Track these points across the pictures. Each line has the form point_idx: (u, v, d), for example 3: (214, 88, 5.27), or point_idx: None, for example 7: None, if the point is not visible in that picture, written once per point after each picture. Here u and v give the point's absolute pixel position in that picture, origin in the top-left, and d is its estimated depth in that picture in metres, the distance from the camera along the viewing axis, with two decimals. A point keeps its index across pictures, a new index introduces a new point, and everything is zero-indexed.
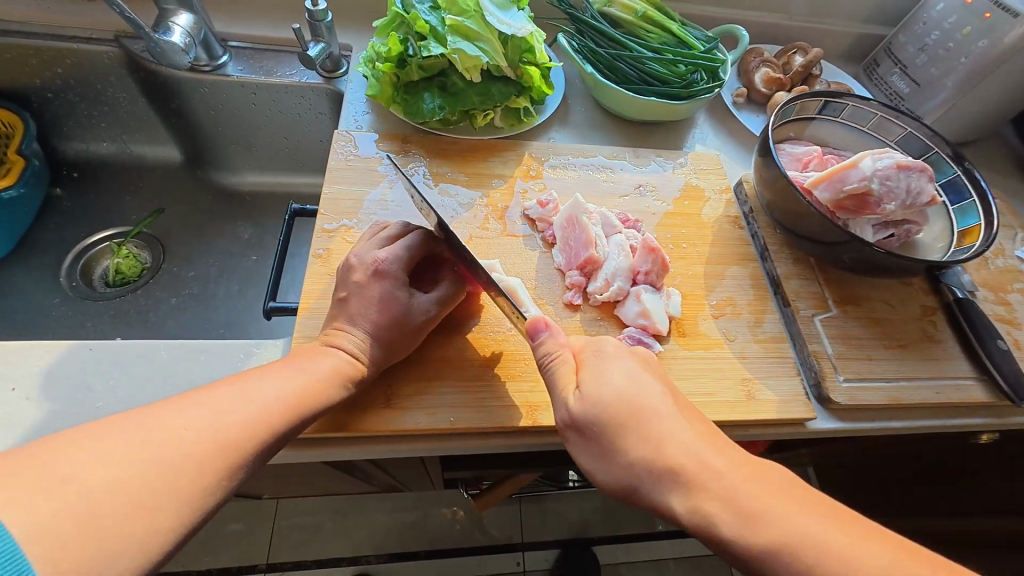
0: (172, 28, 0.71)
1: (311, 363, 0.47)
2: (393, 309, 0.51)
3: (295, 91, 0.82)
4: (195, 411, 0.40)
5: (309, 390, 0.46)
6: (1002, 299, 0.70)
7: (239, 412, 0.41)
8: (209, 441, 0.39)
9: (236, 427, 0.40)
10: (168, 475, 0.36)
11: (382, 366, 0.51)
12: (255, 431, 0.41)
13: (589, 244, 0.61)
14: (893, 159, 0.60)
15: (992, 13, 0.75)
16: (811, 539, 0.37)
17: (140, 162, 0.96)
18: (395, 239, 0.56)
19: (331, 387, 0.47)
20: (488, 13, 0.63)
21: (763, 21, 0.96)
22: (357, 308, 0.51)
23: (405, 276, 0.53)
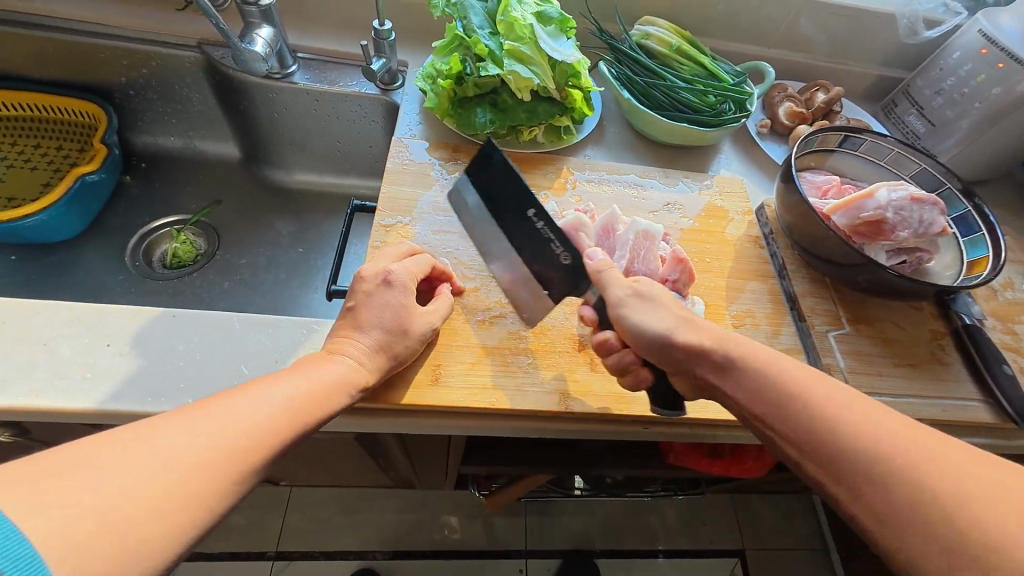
0: (255, 39, 0.78)
1: (318, 370, 0.49)
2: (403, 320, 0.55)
3: (354, 100, 0.90)
4: (212, 419, 0.41)
5: (318, 395, 0.47)
6: (1009, 329, 0.74)
7: (253, 419, 0.42)
8: (258, 435, 0.42)
9: (251, 435, 0.41)
10: (187, 478, 0.37)
11: (389, 372, 0.54)
12: (275, 434, 0.43)
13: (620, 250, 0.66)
14: (907, 192, 0.65)
15: (1006, 64, 0.81)
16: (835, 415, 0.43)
17: (203, 156, 1.04)
18: (406, 256, 0.60)
19: (339, 394, 0.49)
20: (542, 41, 0.70)
21: (789, 60, 1.03)
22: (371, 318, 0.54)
23: (413, 285, 0.57)
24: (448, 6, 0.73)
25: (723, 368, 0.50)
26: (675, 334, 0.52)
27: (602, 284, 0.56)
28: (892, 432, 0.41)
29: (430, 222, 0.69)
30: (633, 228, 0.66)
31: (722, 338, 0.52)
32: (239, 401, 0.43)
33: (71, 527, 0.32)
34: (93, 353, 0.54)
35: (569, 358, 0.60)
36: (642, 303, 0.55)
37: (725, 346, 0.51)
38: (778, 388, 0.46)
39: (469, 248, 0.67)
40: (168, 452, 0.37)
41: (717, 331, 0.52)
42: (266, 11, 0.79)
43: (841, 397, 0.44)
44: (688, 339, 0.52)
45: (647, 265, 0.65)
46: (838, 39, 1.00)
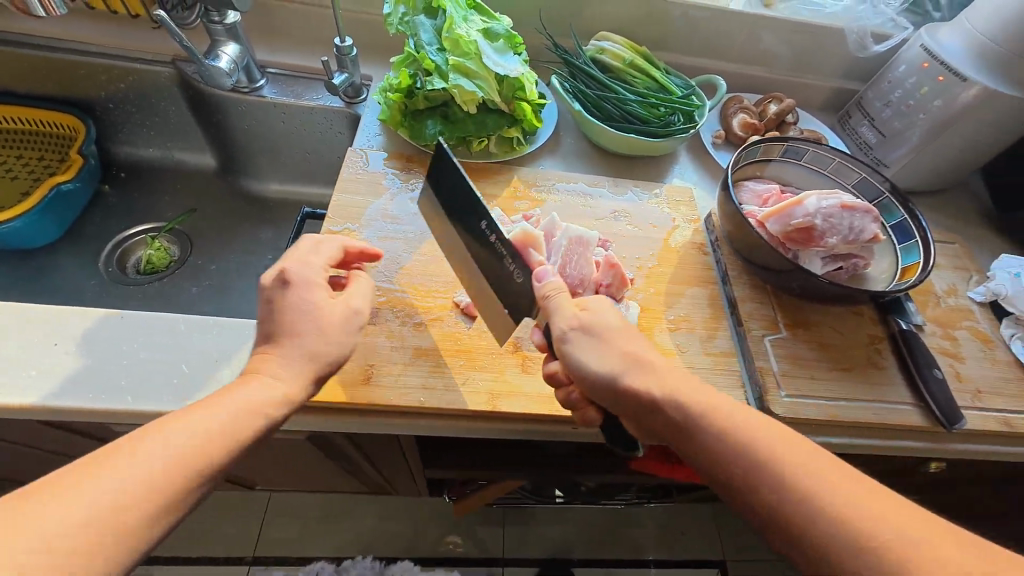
0: (220, 56, 0.83)
1: (271, 374, 0.49)
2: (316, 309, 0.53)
3: (320, 113, 0.94)
4: (167, 436, 0.42)
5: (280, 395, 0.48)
6: (949, 334, 0.75)
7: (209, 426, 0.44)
8: (216, 441, 0.44)
9: (208, 443, 0.43)
10: (146, 491, 0.40)
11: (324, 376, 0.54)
12: (239, 435, 0.45)
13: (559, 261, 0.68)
14: (837, 199, 0.67)
15: (945, 77, 0.83)
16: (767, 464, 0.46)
17: (180, 166, 1.08)
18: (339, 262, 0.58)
19: (301, 388, 0.50)
20: (486, 56, 0.73)
21: (746, 73, 1.05)
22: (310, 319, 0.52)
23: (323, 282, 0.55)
24: (400, 24, 0.76)
25: (671, 413, 0.50)
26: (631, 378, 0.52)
27: (552, 313, 0.55)
28: (821, 479, 0.44)
29: (377, 229, 0.71)
30: (566, 234, 0.68)
31: (670, 378, 0.52)
32: (194, 415, 0.44)
33: (7, 564, 0.34)
34: (42, 352, 0.57)
35: (502, 360, 0.62)
36: (599, 341, 0.54)
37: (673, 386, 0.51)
38: (718, 437, 0.48)
39: (413, 257, 0.70)
40: (123, 472, 0.39)
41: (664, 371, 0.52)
42: (231, 29, 0.83)
43: (769, 446, 0.47)
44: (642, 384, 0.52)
45: (579, 269, 0.68)
46: (793, 53, 1.02)
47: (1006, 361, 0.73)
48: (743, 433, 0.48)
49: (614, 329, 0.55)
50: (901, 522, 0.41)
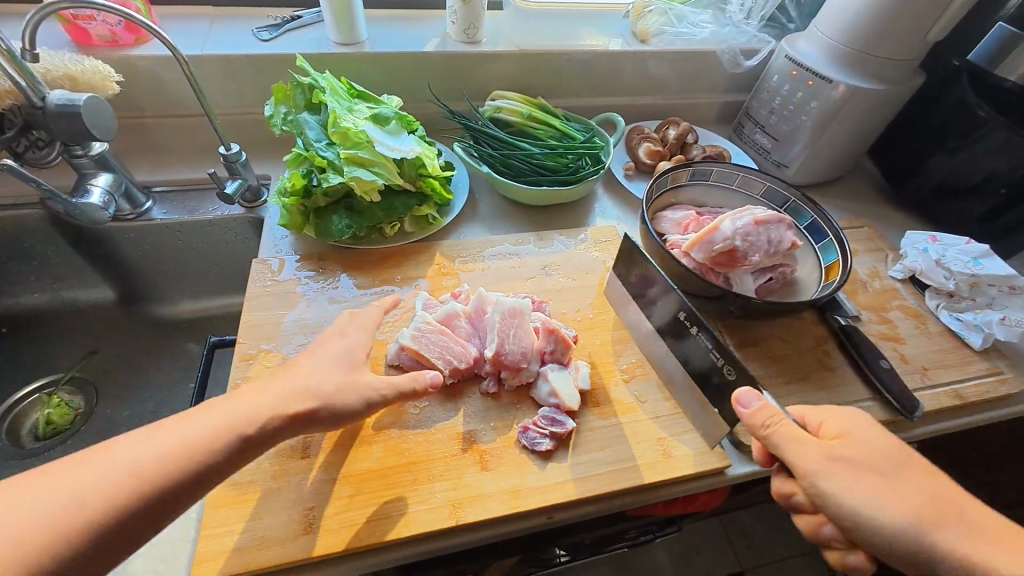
0: (91, 189, 0.75)
1: (229, 402, 0.47)
2: (344, 366, 0.53)
3: (218, 224, 0.88)
4: (126, 454, 0.41)
5: (222, 428, 0.45)
6: (884, 318, 0.77)
7: (184, 436, 0.43)
8: (169, 456, 0.42)
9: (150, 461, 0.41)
10: (69, 509, 0.38)
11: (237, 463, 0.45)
12: (181, 458, 0.42)
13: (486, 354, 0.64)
14: (750, 218, 0.68)
15: (813, 81, 0.90)
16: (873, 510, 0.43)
17: (73, 305, 0.95)
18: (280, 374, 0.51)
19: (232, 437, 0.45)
20: (379, 143, 0.71)
21: (640, 104, 1.10)
22: (323, 386, 0.50)
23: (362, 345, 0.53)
24: (284, 123, 0.73)
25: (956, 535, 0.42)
26: (882, 518, 0.43)
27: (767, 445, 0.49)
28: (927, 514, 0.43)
29: (297, 343, 0.65)
30: (499, 308, 0.66)
31: (912, 485, 0.45)
32: (167, 433, 0.43)
33: None
34: None
35: (456, 462, 0.57)
36: (826, 482, 0.45)
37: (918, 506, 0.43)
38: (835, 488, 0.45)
39: (342, 362, 0.64)
40: (84, 488, 0.39)
41: (900, 475, 0.45)
42: (100, 159, 0.76)
43: (868, 488, 0.44)
44: (888, 522, 0.43)
45: (519, 341, 0.64)
46: (678, 78, 1.08)
47: (940, 332, 0.76)
48: (882, 489, 0.44)
49: (881, 444, 0.47)
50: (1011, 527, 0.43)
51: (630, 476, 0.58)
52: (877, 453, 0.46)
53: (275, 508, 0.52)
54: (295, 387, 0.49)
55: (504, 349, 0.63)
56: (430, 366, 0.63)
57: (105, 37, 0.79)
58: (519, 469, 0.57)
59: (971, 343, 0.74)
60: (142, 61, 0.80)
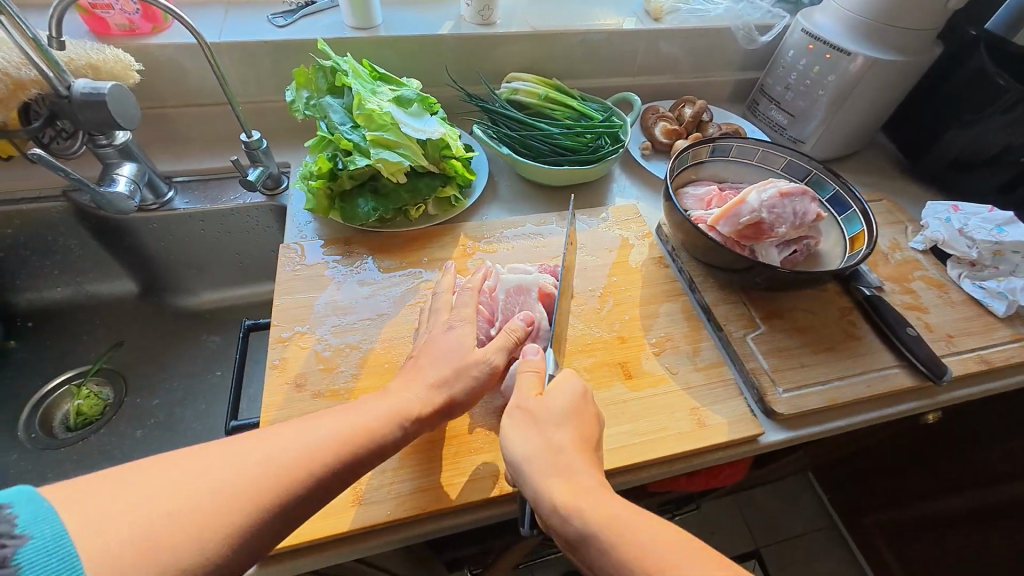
0: (116, 178, 0.75)
1: (364, 406, 0.49)
2: (458, 358, 0.54)
3: (240, 213, 0.88)
4: (280, 443, 0.43)
5: (362, 431, 0.47)
6: (907, 289, 0.78)
7: (324, 433, 0.45)
8: (313, 454, 0.43)
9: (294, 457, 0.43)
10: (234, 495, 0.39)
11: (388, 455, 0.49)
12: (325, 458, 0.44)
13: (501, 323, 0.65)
14: (776, 190, 0.69)
15: (831, 54, 0.89)
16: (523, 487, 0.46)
17: (96, 298, 0.96)
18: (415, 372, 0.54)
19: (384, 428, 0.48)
20: (404, 124, 0.71)
21: (654, 84, 1.10)
22: (448, 386, 0.53)
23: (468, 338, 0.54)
24: (307, 108, 0.73)
25: (552, 482, 0.45)
26: (515, 454, 0.49)
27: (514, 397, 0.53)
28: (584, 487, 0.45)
29: (331, 325, 0.66)
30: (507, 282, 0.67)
31: (551, 437, 0.48)
32: (307, 430, 0.45)
33: (114, 524, 0.34)
34: None
35: (496, 435, 0.58)
36: (508, 428, 0.51)
37: (561, 456, 0.47)
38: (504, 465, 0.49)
39: (376, 342, 0.65)
40: (240, 474, 0.40)
41: (545, 427, 0.49)
42: (124, 149, 0.77)
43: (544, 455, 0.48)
44: (512, 459, 0.48)
45: (524, 316, 0.65)
46: (692, 57, 1.08)
47: (963, 301, 0.77)
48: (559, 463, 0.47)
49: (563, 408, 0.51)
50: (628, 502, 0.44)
51: (666, 445, 0.59)
52: (549, 410, 0.50)
53: None
54: (422, 391, 0.52)
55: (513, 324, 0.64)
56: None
57: (123, 26, 0.79)
58: None
59: (994, 311, 0.75)
60: (160, 49, 0.80)
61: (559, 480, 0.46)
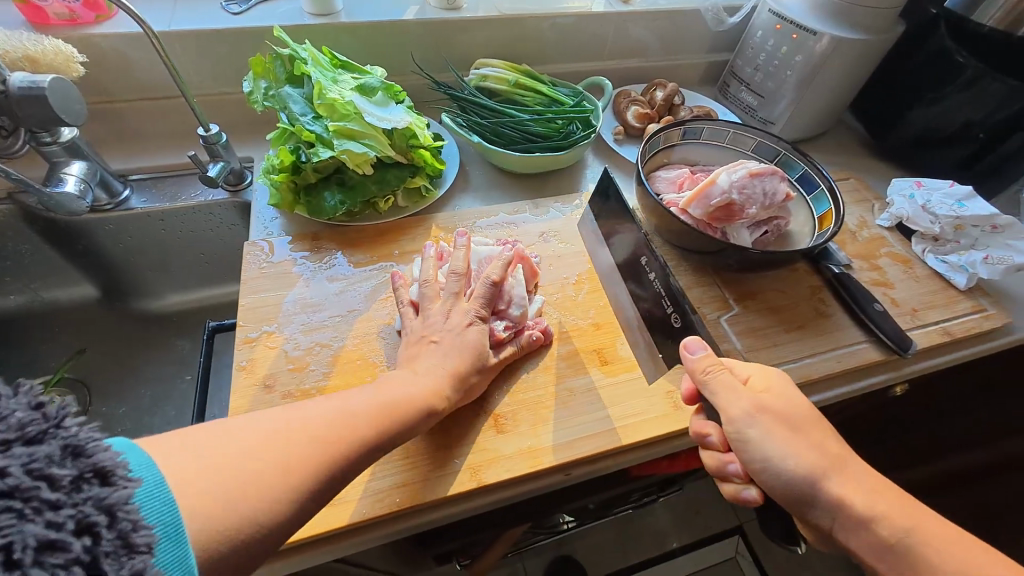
0: (65, 178, 0.71)
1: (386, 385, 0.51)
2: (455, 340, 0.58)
3: (202, 210, 0.85)
4: (318, 410, 0.45)
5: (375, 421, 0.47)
6: (874, 265, 0.79)
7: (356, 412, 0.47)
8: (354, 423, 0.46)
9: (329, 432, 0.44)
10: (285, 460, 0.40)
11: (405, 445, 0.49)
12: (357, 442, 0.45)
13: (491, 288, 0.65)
14: (745, 170, 0.69)
15: (798, 34, 0.90)
16: (862, 477, 0.47)
17: (54, 307, 0.90)
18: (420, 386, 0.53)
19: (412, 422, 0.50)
20: (367, 114, 0.69)
21: (624, 68, 1.09)
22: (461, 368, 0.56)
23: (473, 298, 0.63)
24: (266, 99, 0.70)
25: (854, 487, 0.46)
26: (787, 466, 0.47)
27: (713, 397, 0.50)
28: (875, 498, 0.46)
29: (299, 323, 0.64)
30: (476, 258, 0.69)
31: (822, 443, 0.48)
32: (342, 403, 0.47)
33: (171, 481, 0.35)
34: None
35: (472, 427, 0.57)
36: (759, 440, 0.48)
37: (841, 458, 0.48)
38: (797, 449, 0.47)
39: (347, 338, 0.63)
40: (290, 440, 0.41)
41: (809, 434, 0.48)
42: (71, 146, 0.73)
43: (813, 450, 0.47)
44: (791, 474, 0.47)
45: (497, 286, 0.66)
46: (662, 40, 1.07)
47: (927, 275, 0.79)
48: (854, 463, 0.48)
49: (798, 402, 0.51)
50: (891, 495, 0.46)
51: (642, 428, 0.59)
52: (791, 409, 0.50)
53: None
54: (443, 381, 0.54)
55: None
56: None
57: (62, 15, 0.74)
58: (535, 430, 0.58)
59: (956, 283, 0.77)
60: (105, 39, 0.76)
61: (842, 490, 0.46)
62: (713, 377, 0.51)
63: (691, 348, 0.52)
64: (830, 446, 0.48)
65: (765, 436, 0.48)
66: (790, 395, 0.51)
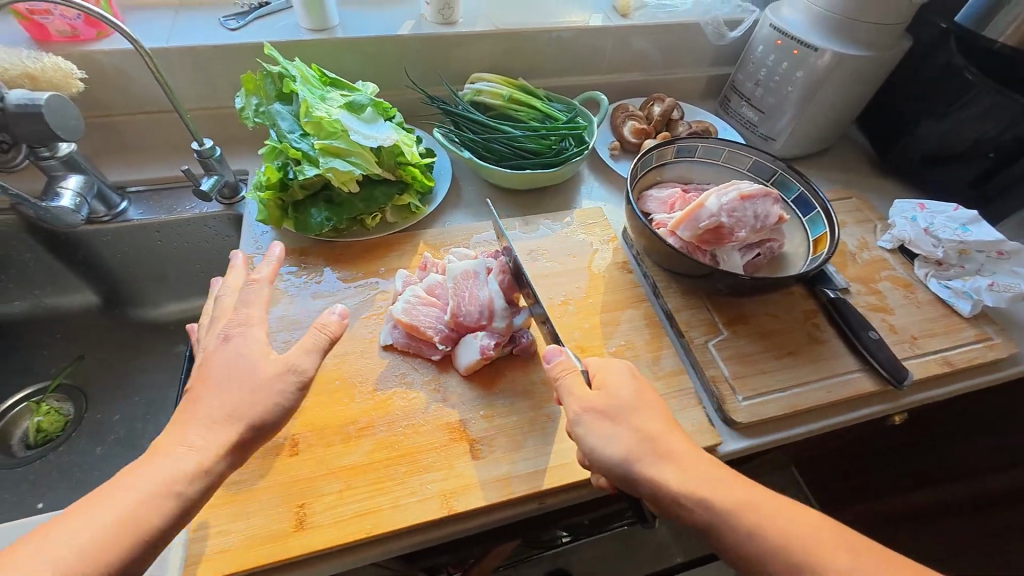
0: (61, 192, 0.73)
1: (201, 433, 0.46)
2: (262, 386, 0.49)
3: (197, 222, 0.86)
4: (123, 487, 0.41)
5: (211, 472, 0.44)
6: (873, 289, 0.77)
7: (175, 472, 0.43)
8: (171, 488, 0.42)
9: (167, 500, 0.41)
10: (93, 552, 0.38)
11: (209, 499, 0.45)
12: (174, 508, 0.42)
13: (473, 301, 0.66)
14: (736, 193, 0.67)
15: (799, 50, 0.88)
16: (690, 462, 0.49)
17: (55, 313, 0.93)
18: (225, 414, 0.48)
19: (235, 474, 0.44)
20: (354, 132, 0.69)
21: (623, 82, 1.08)
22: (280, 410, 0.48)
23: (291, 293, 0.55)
24: (256, 115, 0.71)
25: (669, 471, 0.48)
26: (604, 454, 0.49)
27: (562, 395, 0.53)
28: (711, 480, 0.48)
29: (282, 341, 0.64)
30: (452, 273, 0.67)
31: (641, 427, 0.50)
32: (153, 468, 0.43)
33: None
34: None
35: (446, 453, 0.56)
36: (584, 433, 0.51)
37: (662, 442, 0.49)
38: (644, 437, 0.49)
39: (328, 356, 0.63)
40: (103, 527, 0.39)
41: (627, 418, 0.51)
42: (68, 161, 0.75)
43: (648, 430, 0.50)
44: (612, 459, 0.49)
45: (476, 301, 0.66)
46: (663, 53, 1.05)
47: (929, 301, 0.76)
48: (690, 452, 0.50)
49: (629, 395, 0.52)
50: (728, 478, 0.48)
51: None
52: (623, 401, 0.52)
53: (266, 506, 0.52)
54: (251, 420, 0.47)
55: (460, 311, 0.65)
56: (423, 339, 0.64)
57: (64, 32, 0.76)
58: (510, 458, 0.57)
59: (959, 310, 0.74)
60: (103, 57, 0.77)
61: (663, 476, 0.48)
62: (566, 377, 0.54)
63: (551, 355, 0.55)
64: (664, 435, 0.50)
65: (592, 426, 0.50)
66: (639, 391, 0.53)
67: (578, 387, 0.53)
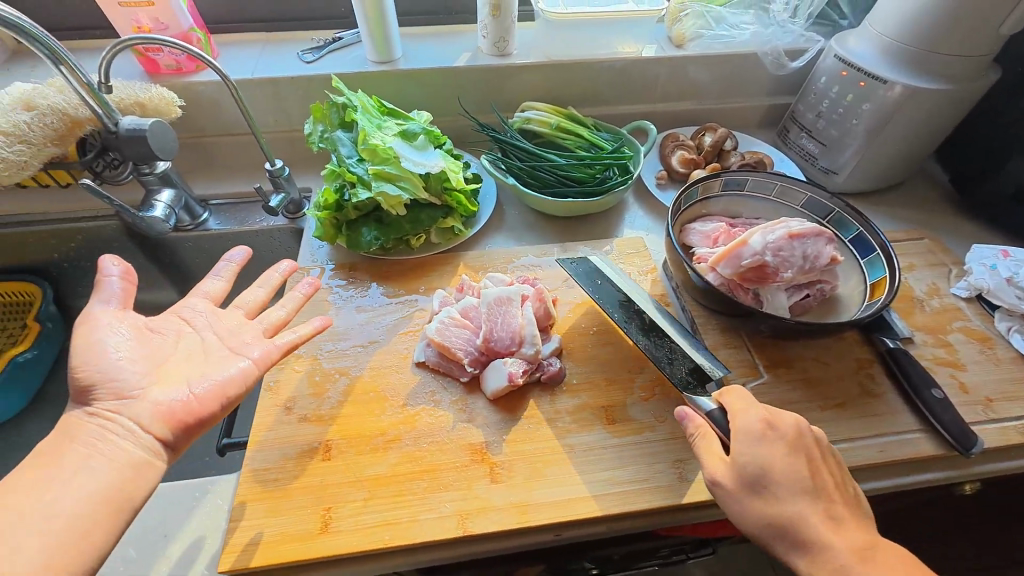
0: (155, 204, 0.84)
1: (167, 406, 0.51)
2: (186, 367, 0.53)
3: (264, 234, 0.94)
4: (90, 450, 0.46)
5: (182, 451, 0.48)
6: (942, 341, 0.70)
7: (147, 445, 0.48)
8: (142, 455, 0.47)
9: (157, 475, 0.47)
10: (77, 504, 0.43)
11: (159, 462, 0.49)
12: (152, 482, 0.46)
13: (504, 326, 0.68)
14: (783, 231, 0.65)
15: (866, 82, 0.83)
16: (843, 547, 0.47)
17: (143, 307, 1.06)
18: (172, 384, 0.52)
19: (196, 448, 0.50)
20: (405, 159, 0.74)
21: (675, 111, 1.07)
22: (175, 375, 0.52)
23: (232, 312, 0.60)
24: (320, 141, 0.78)
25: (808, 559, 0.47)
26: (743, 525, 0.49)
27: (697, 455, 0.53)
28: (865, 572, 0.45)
29: (326, 350, 0.69)
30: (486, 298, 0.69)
31: (791, 506, 0.48)
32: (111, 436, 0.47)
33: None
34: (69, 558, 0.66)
35: (466, 474, 0.58)
36: (723, 501, 0.50)
37: (810, 527, 0.47)
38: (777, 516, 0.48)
39: (365, 368, 0.67)
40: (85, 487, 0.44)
41: (777, 494, 0.48)
42: (164, 176, 0.85)
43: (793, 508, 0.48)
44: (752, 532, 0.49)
45: (507, 327, 0.68)
46: (717, 83, 1.04)
47: (1010, 359, 0.68)
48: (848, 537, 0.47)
49: (776, 464, 0.49)
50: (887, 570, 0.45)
51: (641, 498, 0.56)
52: (768, 469, 0.49)
53: (296, 506, 0.55)
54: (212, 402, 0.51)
55: (492, 336, 0.67)
56: (454, 360, 0.66)
57: (171, 66, 0.88)
58: (528, 486, 0.57)
59: None
60: (197, 86, 0.88)
61: (798, 556, 0.47)
62: (700, 440, 0.53)
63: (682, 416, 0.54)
64: (812, 515, 0.48)
65: (735, 497, 0.49)
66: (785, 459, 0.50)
67: (713, 453, 0.52)
